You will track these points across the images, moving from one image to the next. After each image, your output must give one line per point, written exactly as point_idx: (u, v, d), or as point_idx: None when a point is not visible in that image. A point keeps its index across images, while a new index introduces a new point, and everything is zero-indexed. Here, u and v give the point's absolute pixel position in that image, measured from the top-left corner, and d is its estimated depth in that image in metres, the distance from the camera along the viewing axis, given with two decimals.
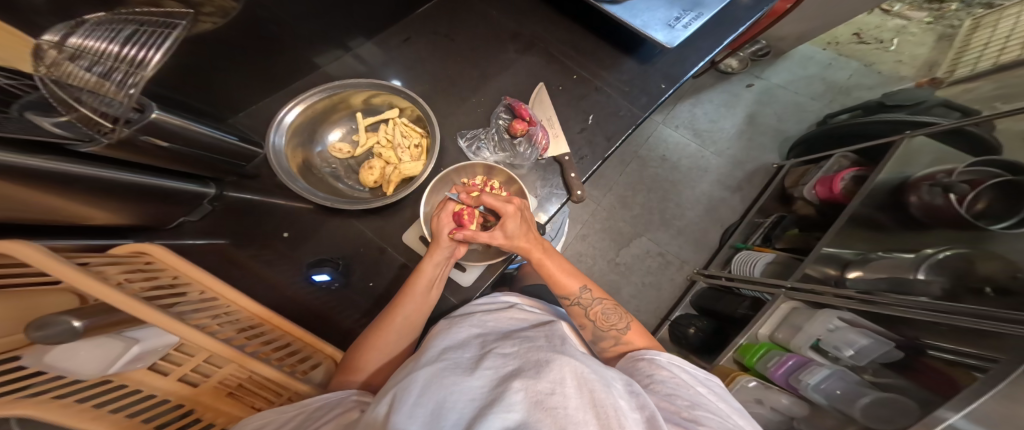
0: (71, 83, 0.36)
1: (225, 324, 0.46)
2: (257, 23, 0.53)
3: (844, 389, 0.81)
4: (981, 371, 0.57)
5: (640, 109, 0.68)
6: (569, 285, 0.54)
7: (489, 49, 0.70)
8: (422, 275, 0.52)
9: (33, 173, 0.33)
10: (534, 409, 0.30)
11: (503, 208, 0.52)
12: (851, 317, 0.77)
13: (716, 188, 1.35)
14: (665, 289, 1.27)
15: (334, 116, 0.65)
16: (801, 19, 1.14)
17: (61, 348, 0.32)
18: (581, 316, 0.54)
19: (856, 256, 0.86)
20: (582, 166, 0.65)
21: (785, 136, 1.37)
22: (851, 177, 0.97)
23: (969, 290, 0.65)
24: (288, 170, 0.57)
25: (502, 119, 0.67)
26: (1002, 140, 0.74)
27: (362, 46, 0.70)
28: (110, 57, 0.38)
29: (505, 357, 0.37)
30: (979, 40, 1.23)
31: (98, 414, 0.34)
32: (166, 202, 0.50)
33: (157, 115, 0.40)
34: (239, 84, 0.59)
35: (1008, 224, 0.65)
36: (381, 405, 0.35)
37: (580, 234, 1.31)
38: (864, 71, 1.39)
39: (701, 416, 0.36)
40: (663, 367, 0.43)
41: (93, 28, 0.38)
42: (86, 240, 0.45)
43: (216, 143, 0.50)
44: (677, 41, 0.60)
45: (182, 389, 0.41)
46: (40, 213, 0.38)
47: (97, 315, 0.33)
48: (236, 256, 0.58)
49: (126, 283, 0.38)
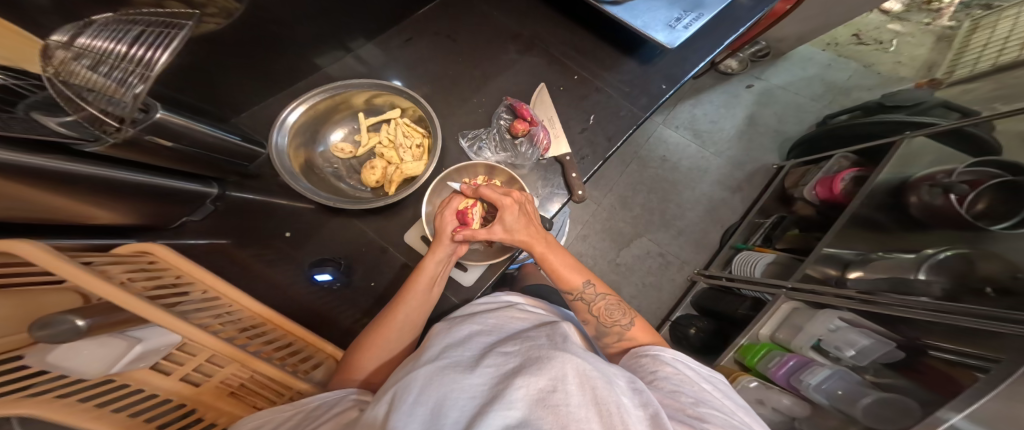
0: (75, 81, 0.35)
1: (227, 324, 0.46)
2: (259, 24, 0.54)
3: (845, 389, 0.81)
4: (983, 371, 0.57)
5: (641, 109, 0.68)
6: (571, 280, 0.54)
7: (490, 50, 0.70)
8: (423, 271, 0.52)
9: (37, 173, 0.34)
10: (534, 407, 0.30)
11: (500, 200, 0.53)
12: (852, 317, 0.78)
13: (716, 189, 1.35)
14: (665, 290, 1.27)
15: (336, 117, 0.65)
16: (800, 20, 1.14)
17: (63, 347, 0.32)
18: (585, 311, 0.54)
19: (856, 256, 0.87)
20: (582, 166, 0.65)
21: (785, 137, 1.37)
22: (851, 177, 0.97)
23: (969, 290, 0.65)
24: (290, 170, 0.57)
25: (503, 119, 0.67)
26: (1002, 140, 0.74)
27: (363, 47, 0.70)
28: (115, 56, 0.36)
29: (507, 355, 0.37)
30: (978, 41, 1.24)
31: (101, 414, 0.34)
32: (170, 202, 0.51)
33: (161, 114, 0.41)
34: (241, 84, 0.60)
35: (1008, 225, 0.65)
36: (381, 405, 0.35)
37: (580, 235, 1.31)
38: (863, 72, 1.40)
39: (705, 413, 0.36)
40: (666, 363, 0.43)
41: (102, 29, 0.38)
42: (89, 240, 0.45)
43: (220, 142, 0.51)
44: (678, 41, 0.60)
45: (185, 389, 0.41)
46: (44, 212, 0.38)
47: (102, 314, 0.33)
48: (238, 256, 0.58)
49: (130, 283, 0.39)
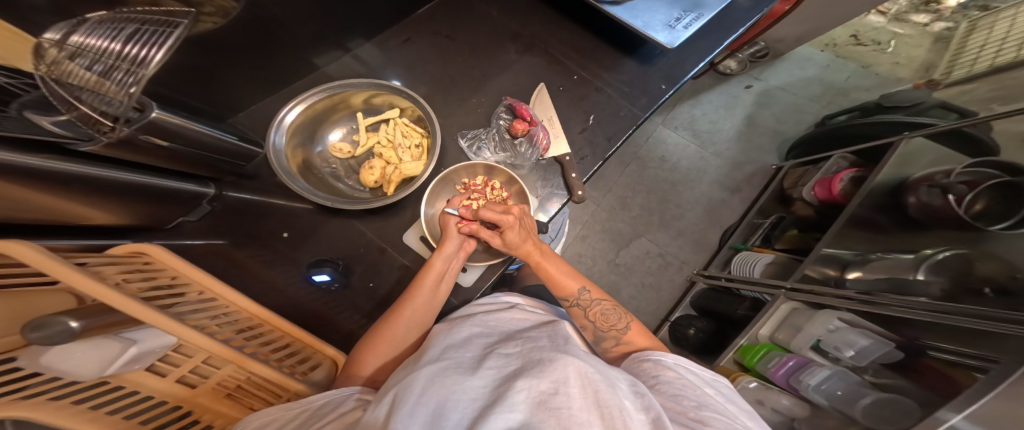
0: (70, 81, 0.34)
1: (224, 325, 0.46)
2: (257, 23, 0.53)
3: (845, 389, 0.81)
4: (982, 371, 0.57)
5: (640, 109, 0.68)
6: (568, 286, 0.55)
7: (489, 50, 0.70)
8: (431, 268, 0.52)
9: (33, 173, 0.33)
10: (536, 410, 0.30)
11: (502, 219, 0.52)
12: (851, 317, 0.78)
13: (716, 190, 1.35)
14: (665, 290, 1.27)
15: (334, 116, 0.65)
16: (799, 22, 1.14)
17: (56, 350, 0.32)
18: (581, 317, 0.54)
19: (855, 256, 0.87)
20: (582, 167, 0.65)
21: (784, 137, 1.37)
22: (851, 177, 0.96)
23: (968, 291, 0.65)
24: (288, 170, 0.57)
25: (503, 119, 0.67)
26: (999, 141, 0.73)
27: (361, 47, 0.70)
28: (110, 55, 0.36)
29: (508, 357, 0.37)
30: (975, 42, 1.24)
31: (97, 416, 0.34)
32: (166, 202, 0.50)
33: (157, 114, 0.40)
34: (238, 84, 0.59)
35: (1008, 224, 0.64)
36: (381, 406, 0.34)
37: (580, 235, 1.31)
38: (861, 72, 1.40)
39: (706, 417, 0.35)
40: (669, 368, 0.42)
41: (95, 27, 0.37)
42: (81, 241, 0.44)
43: (217, 142, 0.50)
44: (679, 41, 0.60)
45: (181, 391, 0.41)
46: (40, 213, 0.38)
47: (95, 316, 0.33)
48: (236, 257, 0.58)
49: (125, 283, 0.38)
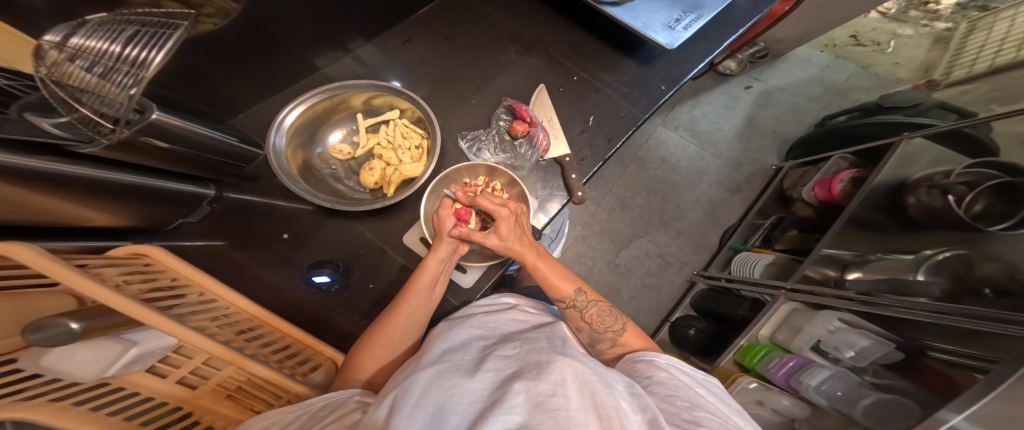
0: (69, 82, 0.34)
1: (224, 326, 0.46)
2: (256, 24, 0.53)
3: (845, 390, 0.81)
4: (982, 372, 0.57)
5: (640, 110, 0.68)
6: (564, 289, 0.54)
7: (489, 51, 0.70)
8: (425, 270, 0.52)
9: (33, 174, 0.33)
10: (534, 411, 0.30)
11: (497, 210, 0.52)
12: (851, 317, 0.78)
13: (715, 190, 1.35)
14: (665, 290, 1.27)
15: (334, 118, 0.65)
16: (797, 22, 1.14)
17: (58, 351, 0.32)
18: (577, 319, 0.53)
19: (855, 257, 0.87)
20: (582, 167, 0.65)
21: (784, 138, 1.37)
22: (850, 178, 0.96)
23: (968, 291, 0.65)
24: (288, 171, 0.57)
25: (503, 120, 0.67)
26: (998, 142, 0.72)
27: (361, 47, 0.70)
28: (109, 57, 0.36)
29: (507, 359, 0.37)
30: (975, 42, 1.24)
31: (96, 417, 0.33)
32: (167, 204, 0.50)
33: (157, 115, 0.40)
34: (239, 85, 0.59)
35: (1007, 225, 0.64)
36: (382, 408, 0.34)
37: (580, 236, 1.31)
38: (861, 73, 1.40)
39: (700, 417, 0.35)
40: (661, 368, 0.42)
41: (95, 29, 0.37)
42: (82, 242, 0.44)
43: (217, 144, 0.51)
44: (678, 41, 0.60)
45: (181, 392, 0.41)
46: (39, 215, 0.38)
47: (96, 317, 0.33)
48: (236, 258, 0.58)
49: (125, 286, 0.38)
